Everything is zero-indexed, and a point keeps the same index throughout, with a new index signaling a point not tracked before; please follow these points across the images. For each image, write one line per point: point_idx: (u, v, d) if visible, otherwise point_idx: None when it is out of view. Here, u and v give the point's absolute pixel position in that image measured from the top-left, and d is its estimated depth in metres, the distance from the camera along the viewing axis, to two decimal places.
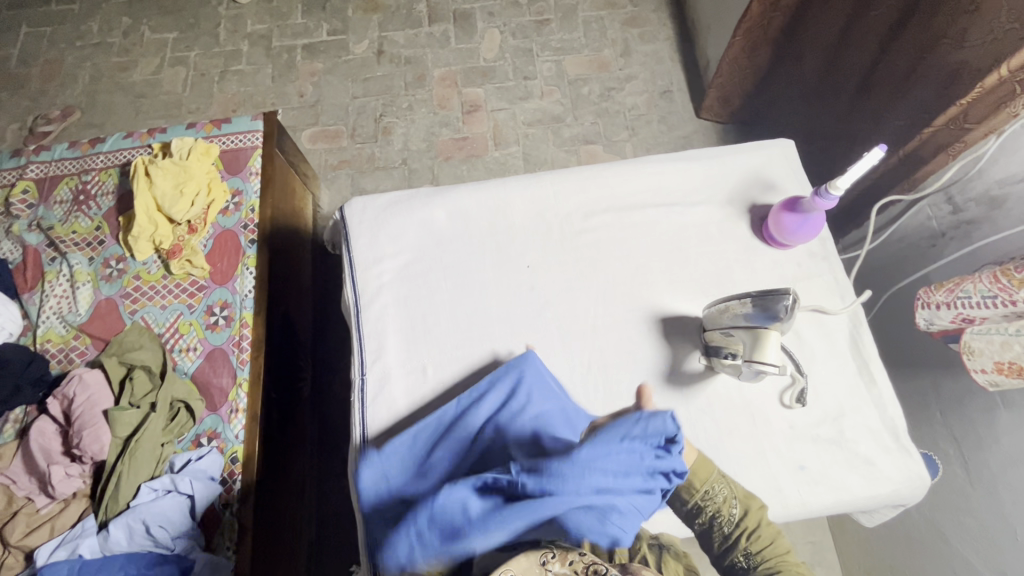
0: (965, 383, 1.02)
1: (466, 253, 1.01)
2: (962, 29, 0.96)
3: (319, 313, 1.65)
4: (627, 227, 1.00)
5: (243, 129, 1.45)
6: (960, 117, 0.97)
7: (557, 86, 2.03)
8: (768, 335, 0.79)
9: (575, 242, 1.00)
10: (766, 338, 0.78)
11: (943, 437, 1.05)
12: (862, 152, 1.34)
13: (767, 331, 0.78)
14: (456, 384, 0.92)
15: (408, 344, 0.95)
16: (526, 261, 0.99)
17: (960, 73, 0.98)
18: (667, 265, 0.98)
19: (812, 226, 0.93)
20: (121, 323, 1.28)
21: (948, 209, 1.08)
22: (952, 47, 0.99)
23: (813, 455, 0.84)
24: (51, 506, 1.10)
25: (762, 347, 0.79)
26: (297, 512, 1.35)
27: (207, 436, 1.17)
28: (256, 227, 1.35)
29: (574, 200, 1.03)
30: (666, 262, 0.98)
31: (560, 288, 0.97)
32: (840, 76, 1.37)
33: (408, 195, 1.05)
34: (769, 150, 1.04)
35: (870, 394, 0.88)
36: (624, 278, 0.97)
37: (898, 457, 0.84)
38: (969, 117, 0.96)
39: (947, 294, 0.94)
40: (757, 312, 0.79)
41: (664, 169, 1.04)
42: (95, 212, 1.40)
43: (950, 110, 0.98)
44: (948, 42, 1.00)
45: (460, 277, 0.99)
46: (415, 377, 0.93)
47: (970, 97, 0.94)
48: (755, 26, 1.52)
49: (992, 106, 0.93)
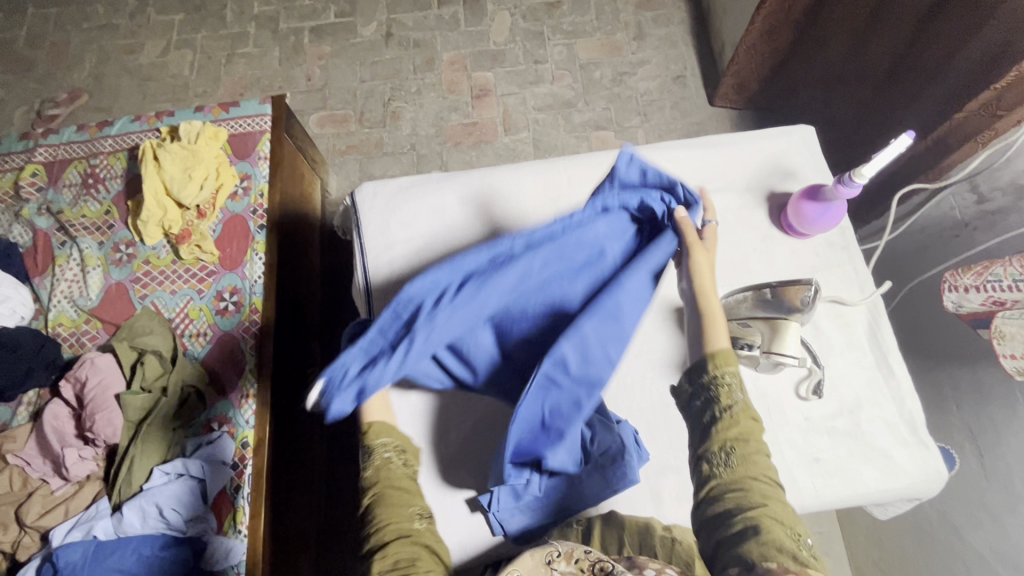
0: (985, 375, 1.00)
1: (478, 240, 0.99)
2: (1003, 10, 0.92)
3: (328, 299, 1.64)
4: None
5: (251, 113, 1.43)
6: (992, 104, 0.95)
7: (568, 71, 2.00)
8: (787, 326, 0.78)
9: None
10: (784, 329, 0.78)
11: (959, 429, 1.04)
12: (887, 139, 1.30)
13: (785, 322, 0.78)
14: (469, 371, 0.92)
15: None
16: None
17: (1002, 56, 0.94)
18: None
19: (834, 215, 0.90)
20: (132, 307, 1.29)
21: (972, 199, 1.05)
22: (993, 30, 0.95)
23: (828, 447, 0.83)
24: (65, 488, 1.11)
25: (779, 338, 0.79)
26: (307, 496, 1.36)
27: (219, 421, 1.17)
28: (265, 212, 1.34)
29: (588, 188, 1.01)
30: None
31: None
32: (863, 60, 1.33)
33: (419, 180, 1.04)
34: (789, 136, 1.02)
35: (887, 386, 0.86)
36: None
37: (915, 450, 0.83)
38: (1003, 103, 0.94)
39: (976, 277, 0.94)
40: (776, 302, 0.78)
41: (682, 155, 1.01)
42: (104, 196, 1.39)
43: (982, 95, 0.95)
44: (992, 24, 0.95)
45: None
46: None
47: (1003, 82, 0.92)
48: (777, 7, 1.49)
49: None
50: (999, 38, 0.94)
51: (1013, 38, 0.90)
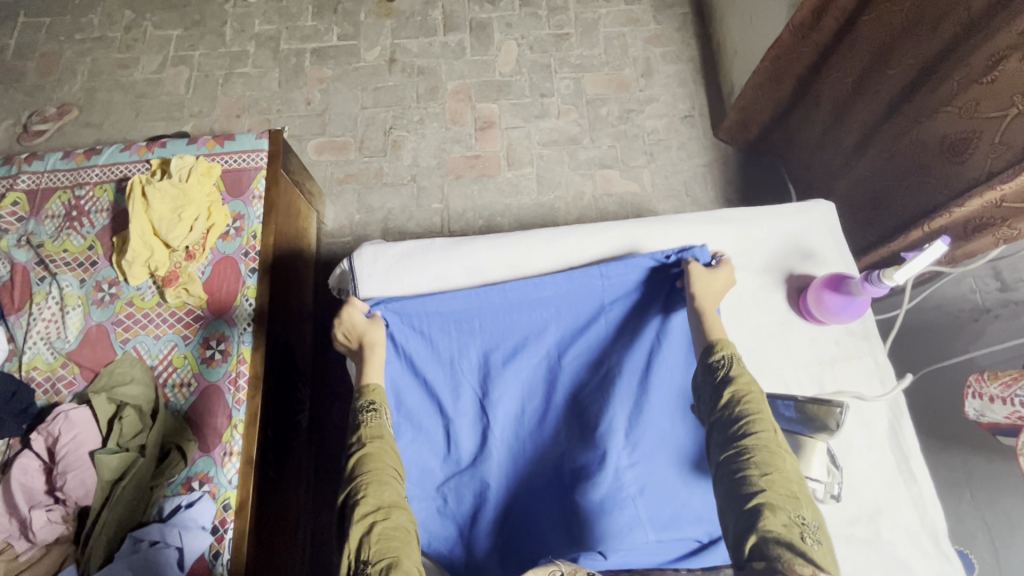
0: (1002, 469, 0.96)
1: (482, 328, 0.94)
2: (971, 100, 0.93)
3: (320, 336, 1.58)
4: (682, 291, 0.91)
5: (246, 148, 1.37)
6: (997, 198, 0.92)
7: (574, 106, 1.96)
8: (812, 444, 0.77)
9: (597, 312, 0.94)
10: (812, 449, 0.76)
11: (972, 518, 1.01)
12: (869, 215, 1.25)
13: (811, 443, 0.76)
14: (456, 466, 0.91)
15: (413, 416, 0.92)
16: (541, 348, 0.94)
17: (969, 143, 0.96)
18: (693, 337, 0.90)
19: (857, 308, 0.86)
20: (112, 352, 1.22)
21: (995, 285, 1.00)
22: (953, 117, 0.98)
23: (846, 557, 0.78)
24: (31, 552, 1.04)
25: (805, 458, 0.77)
26: (288, 551, 1.30)
27: (199, 480, 1.11)
28: (257, 255, 1.28)
29: (616, 278, 0.92)
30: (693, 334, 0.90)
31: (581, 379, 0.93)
32: (844, 125, 1.30)
33: (422, 246, 0.98)
34: (810, 212, 0.97)
35: (910, 492, 0.82)
36: (661, 377, 0.91)
37: (935, 562, 0.78)
38: (1007, 198, 0.91)
39: (1003, 388, 0.86)
40: (802, 421, 0.76)
41: (697, 232, 0.95)
42: (88, 230, 1.32)
43: (989, 192, 0.92)
44: (950, 111, 0.98)
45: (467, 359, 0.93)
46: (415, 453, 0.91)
47: (1013, 181, 0.88)
48: (784, 54, 1.40)
49: None
50: (958, 126, 0.97)
51: (982, 127, 0.93)
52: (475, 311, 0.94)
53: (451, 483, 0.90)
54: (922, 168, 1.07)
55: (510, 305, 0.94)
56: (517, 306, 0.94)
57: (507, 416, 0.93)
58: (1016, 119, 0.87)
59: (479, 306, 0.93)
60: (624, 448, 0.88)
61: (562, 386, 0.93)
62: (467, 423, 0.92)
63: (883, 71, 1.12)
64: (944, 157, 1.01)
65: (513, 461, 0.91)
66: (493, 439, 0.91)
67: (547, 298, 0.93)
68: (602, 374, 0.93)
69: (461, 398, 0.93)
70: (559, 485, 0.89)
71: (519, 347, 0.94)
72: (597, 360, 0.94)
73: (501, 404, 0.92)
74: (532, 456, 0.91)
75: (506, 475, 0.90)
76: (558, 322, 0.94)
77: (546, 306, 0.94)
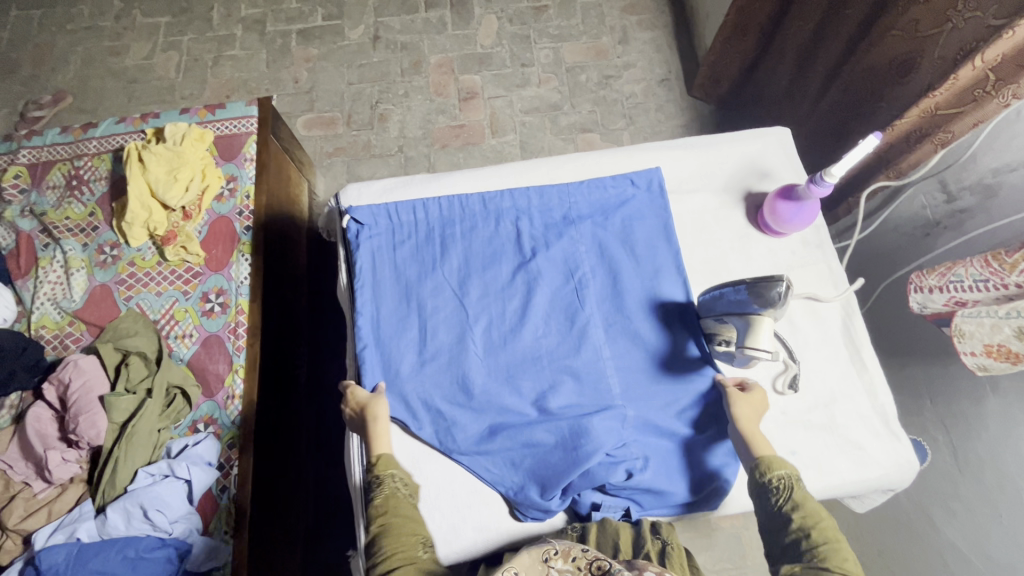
0: (956, 371, 1.06)
1: (460, 235, 1.00)
2: (913, 19, 1.00)
3: (315, 299, 1.64)
4: (645, 196, 1.03)
5: (237, 115, 1.44)
6: (932, 108, 0.99)
7: (555, 74, 2.02)
8: (761, 321, 0.80)
9: (567, 221, 1.01)
10: (759, 324, 0.80)
11: (933, 423, 1.11)
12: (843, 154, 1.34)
13: (759, 318, 0.80)
14: (439, 360, 0.93)
15: (397, 318, 0.95)
16: (518, 249, 0.99)
17: (913, 61, 1.03)
18: (649, 238, 1.00)
19: (807, 214, 0.95)
20: (116, 309, 1.28)
21: (942, 198, 1.09)
22: (898, 39, 1.05)
23: (804, 441, 0.89)
24: (48, 491, 1.11)
25: (754, 333, 0.81)
26: (294, 499, 1.36)
27: (204, 422, 1.18)
28: (251, 213, 1.35)
29: (582, 194, 1.02)
30: (648, 235, 1.00)
31: (558, 276, 0.98)
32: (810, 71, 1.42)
33: (403, 181, 1.05)
34: (767, 138, 1.07)
35: (861, 380, 0.93)
36: (632, 277, 0.98)
37: (887, 441, 0.90)
38: (940, 106, 0.97)
39: (939, 277, 0.94)
40: (750, 298, 0.80)
41: (661, 158, 1.06)
42: (88, 198, 1.38)
43: (924, 102, 0.98)
44: (896, 33, 1.05)
45: (448, 263, 0.98)
46: (398, 352, 0.93)
47: (944, 89, 0.95)
48: (747, 7, 1.54)
49: (966, 95, 0.93)
50: (904, 46, 1.04)
51: (922, 45, 1.00)
52: (456, 219, 1.01)
53: (431, 375, 0.92)
54: (876, 93, 1.16)
55: (487, 213, 1.01)
56: (492, 213, 1.01)
57: (488, 313, 0.96)
58: (950, 33, 0.94)
59: (462, 216, 1.01)
60: (599, 341, 0.94)
61: (541, 281, 0.97)
62: (449, 319, 0.95)
63: (842, 11, 1.22)
64: (894, 77, 1.09)
65: (495, 354, 0.94)
66: (474, 333, 0.94)
67: (518, 205, 1.01)
68: (580, 276, 0.98)
69: (441, 295, 0.96)
70: (539, 372, 0.93)
71: (500, 252, 0.99)
72: (575, 263, 0.99)
73: (479, 299, 0.96)
74: (514, 348, 0.94)
75: (484, 370, 0.93)
76: (535, 229, 1.01)
77: (518, 212, 1.01)
